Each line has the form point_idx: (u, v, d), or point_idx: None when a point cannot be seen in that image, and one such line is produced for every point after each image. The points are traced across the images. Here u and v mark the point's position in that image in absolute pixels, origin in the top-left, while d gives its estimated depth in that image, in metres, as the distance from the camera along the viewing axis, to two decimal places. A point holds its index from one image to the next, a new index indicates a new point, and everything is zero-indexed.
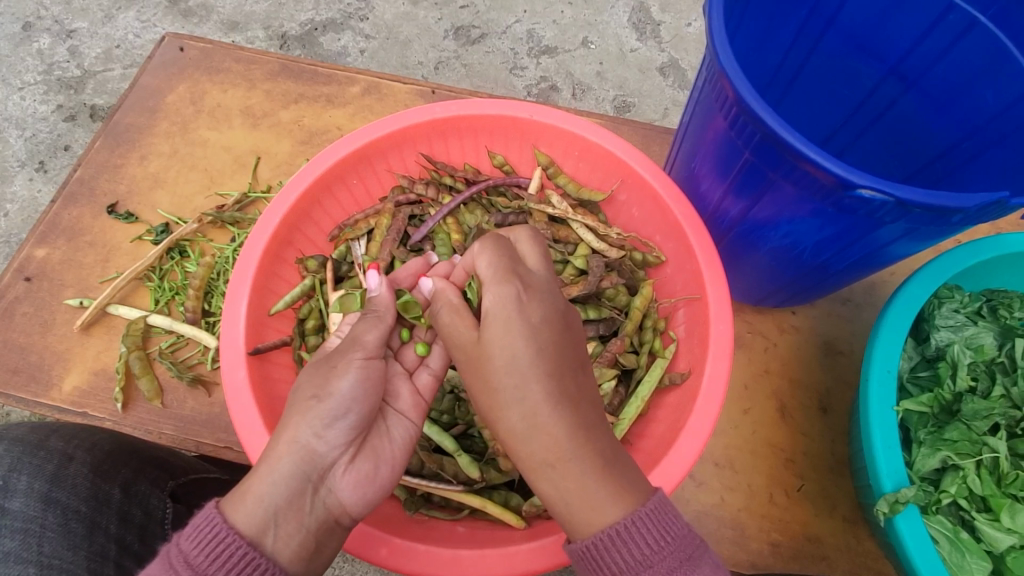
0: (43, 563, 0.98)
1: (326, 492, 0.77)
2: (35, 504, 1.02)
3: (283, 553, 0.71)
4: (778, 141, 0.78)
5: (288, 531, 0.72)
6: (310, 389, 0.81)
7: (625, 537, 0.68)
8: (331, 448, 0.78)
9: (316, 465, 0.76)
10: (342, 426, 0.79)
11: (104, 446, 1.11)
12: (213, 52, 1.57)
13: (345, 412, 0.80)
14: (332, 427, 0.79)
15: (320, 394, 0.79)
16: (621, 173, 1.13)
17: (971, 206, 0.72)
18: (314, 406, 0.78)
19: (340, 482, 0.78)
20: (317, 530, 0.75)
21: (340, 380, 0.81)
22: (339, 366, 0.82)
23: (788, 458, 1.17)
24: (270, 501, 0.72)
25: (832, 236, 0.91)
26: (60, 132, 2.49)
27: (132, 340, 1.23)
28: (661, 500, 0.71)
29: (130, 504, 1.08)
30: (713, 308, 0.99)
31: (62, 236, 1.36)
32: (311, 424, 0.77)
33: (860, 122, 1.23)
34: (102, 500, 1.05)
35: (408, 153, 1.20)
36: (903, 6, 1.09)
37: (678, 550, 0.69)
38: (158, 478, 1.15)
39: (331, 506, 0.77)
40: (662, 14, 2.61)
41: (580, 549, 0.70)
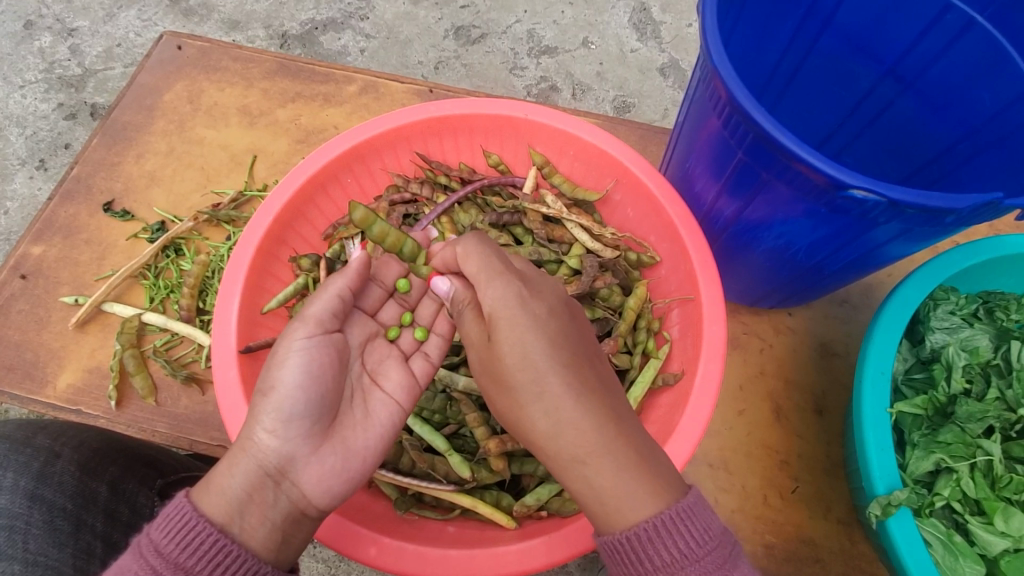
0: (28, 561, 0.98)
1: (288, 480, 0.77)
2: (20, 501, 1.03)
3: (251, 542, 0.72)
4: (770, 141, 0.78)
5: (253, 520, 0.73)
6: (259, 381, 0.81)
7: (668, 530, 0.68)
8: (288, 436, 0.77)
9: (275, 456, 0.77)
10: (294, 415, 0.78)
11: (92, 443, 1.11)
12: (211, 50, 1.57)
13: (295, 399, 0.79)
14: (282, 417, 0.78)
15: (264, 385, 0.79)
16: (616, 172, 1.13)
17: (964, 207, 0.72)
18: (263, 399, 0.79)
19: (305, 471, 0.78)
20: (284, 519, 0.75)
21: (283, 370, 0.80)
22: (282, 351, 0.82)
23: (783, 460, 1.16)
24: (232, 490, 0.74)
25: (827, 236, 0.90)
26: (61, 130, 2.49)
27: (127, 338, 1.23)
28: (700, 495, 0.71)
29: (117, 501, 1.09)
30: (706, 309, 0.98)
31: (58, 234, 1.36)
32: (263, 416, 0.78)
33: (857, 122, 1.23)
34: (88, 497, 1.06)
35: (403, 152, 1.20)
36: (901, 6, 1.08)
37: (717, 549, 0.69)
38: (145, 477, 1.15)
39: (297, 493, 0.77)
40: (663, 14, 2.60)
41: (617, 542, 0.70)
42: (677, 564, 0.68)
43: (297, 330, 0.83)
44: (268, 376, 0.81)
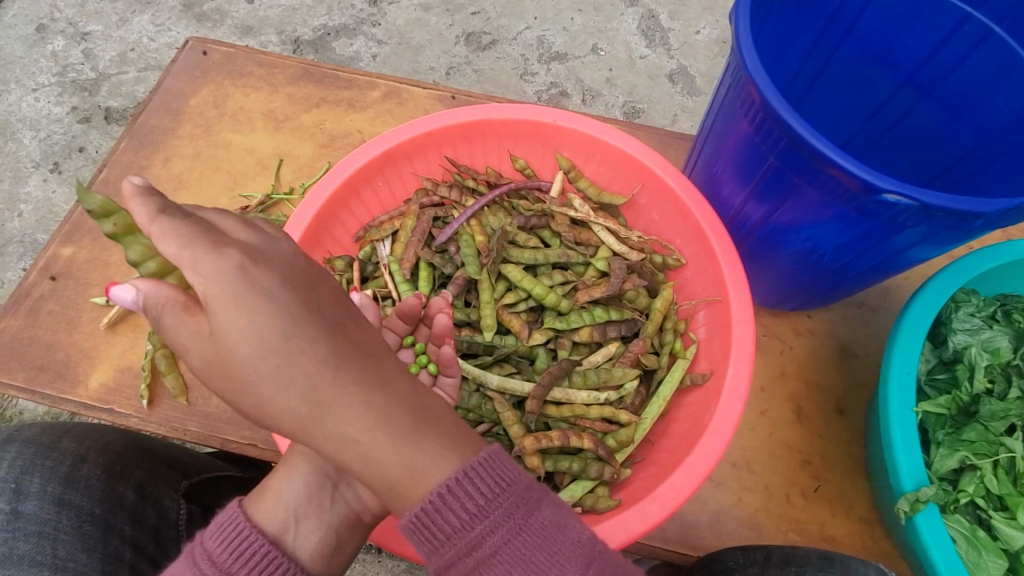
0: (58, 566, 1.01)
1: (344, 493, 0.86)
2: (49, 506, 1.05)
3: (303, 548, 0.81)
4: (804, 146, 0.80)
5: (307, 528, 0.82)
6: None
7: (456, 495, 0.64)
8: None
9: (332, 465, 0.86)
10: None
11: (116, 445, 1.17)
12: (236, 56, 1.60)
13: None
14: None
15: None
16: (642, 177, 1.16)
17: (993, 210, 0.74)
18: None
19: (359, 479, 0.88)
20: (338, 525, 0.84)
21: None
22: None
23: (805, 460, 1.18)
24: (290, 500, 0.83)
25: (854, 239, 0.93)
26: (75, 133, 2.52)
27: (158, 337, 1.23)
28: (489, 451, 0.67)
29: (144, 504, 1.13)
30: (734, 310, 1.00)
31: (87, 236, 1.39)
32: None
33: (875, 129, 1.26)
34: (116, 501, 1.10)
35: (433, 157, 1.22)
36: (919, 17, 1.12)
37: (513, 497, 0.66)
38: (171, 480, 1.20)
39: (352, 500, 0.86)
40: (671, 22, 2.64)
41: (413, 520, 0.65)
42: (470, 525, 0.65)
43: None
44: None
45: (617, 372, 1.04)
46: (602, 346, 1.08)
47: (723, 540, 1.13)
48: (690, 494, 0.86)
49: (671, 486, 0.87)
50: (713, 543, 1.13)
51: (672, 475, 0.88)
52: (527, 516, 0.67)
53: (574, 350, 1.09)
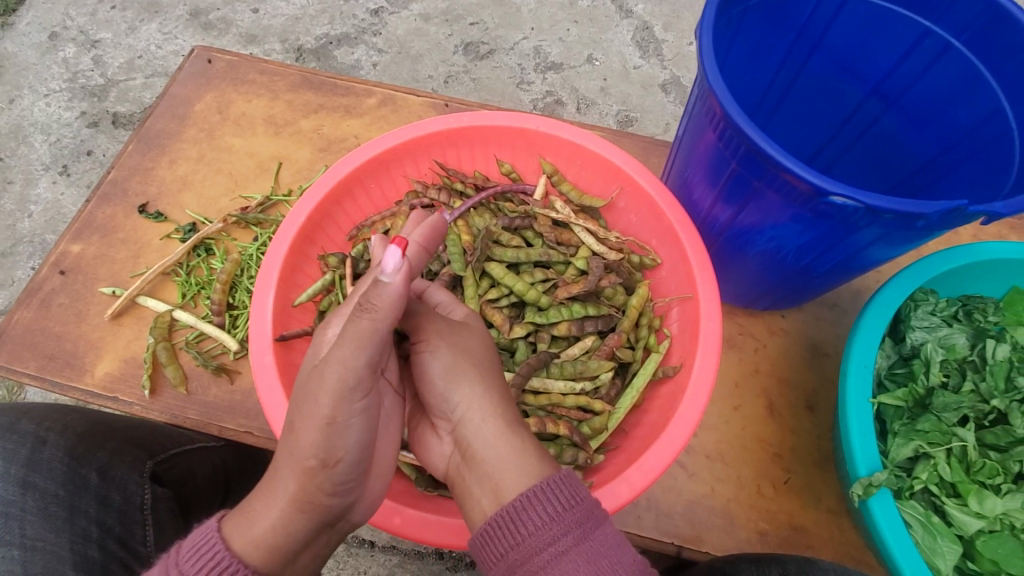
0: (27, 544, 1.12)
1: (336, 524, 0.83)
2: (17, 488, 1.17)
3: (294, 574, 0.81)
4: (759, 152, 0.87)
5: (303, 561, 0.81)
6: (310, 448, 0.76)
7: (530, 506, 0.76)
8: (348, 497, 0.81)
9: (329, 516, 0.80)
10: (349, 480, 0.80)
11: (77, 428, 1.22)
12: (239, 64, 1.68)
13: (353, 467, 0.80)
14: (332, 484, 0.78)
15: (326, 461, 0.77)
16: (620, 180, 1.22)
17: (931, 212, 0.80)
18: (318, 469, 0.77)
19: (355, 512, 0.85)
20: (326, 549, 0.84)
21: (343, 440, 0.78)
22: (339, 419, 0.77)
23: (776, 453, 1.23)
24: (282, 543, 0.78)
25: (814, 240, 0.98)
26: (83, 137, 2.61)
27: (159, 332, 1.31)
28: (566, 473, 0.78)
29: (108, 487, 1.16)
30: (703, 306, 1.06)
31: (96, 234, 1.45)
32: (317, 490, 0.77)
33: (846, 137, 1.33)
34: (80, 484, 1.16)
35: (423, 160, 1.29)
36: (882, 31, 1.16)
37: (582, 512, 0.75)
38: (135, 461, 1.20)
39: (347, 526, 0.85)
40: (665, 33, 2.72)
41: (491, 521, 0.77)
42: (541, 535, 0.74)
43: (347, 394, 0.77)
44: (325, 448, 0.77)
45: (592, 363, 1.09)
46: (579, 340, 1.15)
47: (696, 529, 1.18)
48: (656, 477, 0.93)
49: (638, 468, 0.93)
50: (686, 531, 1.18)
51: (641, 458, 0.94)
52: (594, 529, 0.75)
53: (553, 343, 1.16)
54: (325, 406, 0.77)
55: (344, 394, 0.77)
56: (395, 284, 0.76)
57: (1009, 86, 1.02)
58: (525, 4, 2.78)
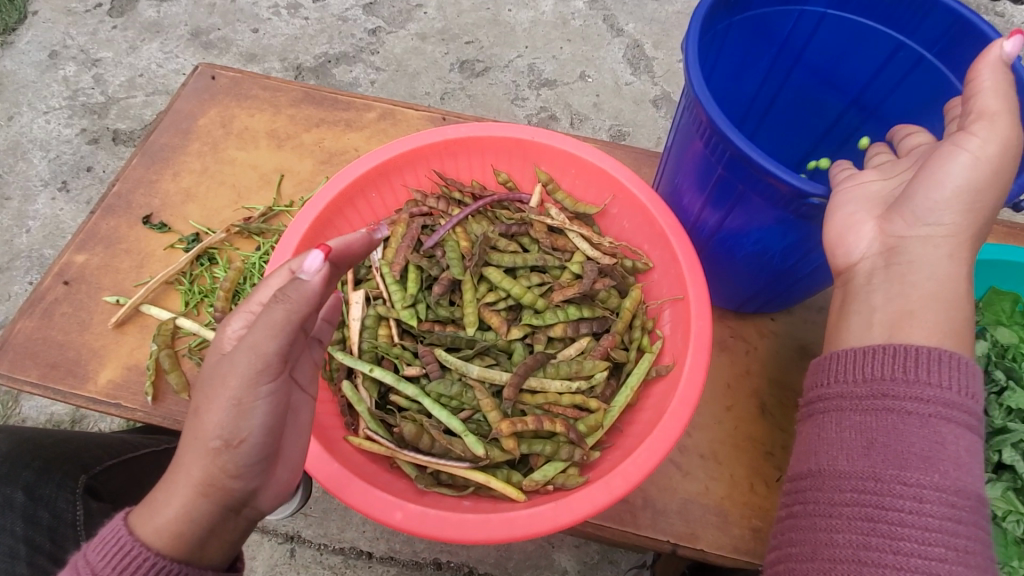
0: None
1: (245, 512, 0.83)
2: None
3: (209, 559, 0.81)
4: (743, 156, 0.91)
5: (214, 546, 0.81)
6: (215, 427, 0.78)
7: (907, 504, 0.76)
8: (256, 479, 0.82)
9: (234, 497, 0.80)
10: (258, 460, 0.82)
11: (2, 449, 1.31)
12: (242, 80, 1.73)
13: (260, 448, 0.81)
14: (243, 465, 0.80)
15: (230, 440, 0.78)
16: (613, 189, 1.27)
17: None
18: (222, 448, 0.78)
19: (263, 498, 0.85)
20: (240, 537, 0.84)
21: (249, 420, 0.80)
22: (245, 399, 0.79)
23: (768, 452, 1.26)
24: (192, 525, 0.79)
25: (797, 241, 1.02)
26: (83, 154, 2.65)
27: (162, 339, 1.33)
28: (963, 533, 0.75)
29: (35, 507, 1.25)
30: (693, 307, 1.10)
31: (100, 244, 1.48)
32: (222, 468, 0.79)
33: (829, 146, 1.39)
34: (6, 503, 1.25)
35: (422, 170, 1.33)
36: (860, 46, 1.22)
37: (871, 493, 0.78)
38: (63, 481, 1.28)
39: (256, 514, 0.85)
40: (655, 51, 2.80)
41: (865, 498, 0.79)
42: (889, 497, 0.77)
43: (256, 376, 0.80)
44: (229, 428, 0.79)
45: (587, 364, 1.13)
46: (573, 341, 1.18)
47: (691, 528, 1.20)
48: (650, 469, 0.95)
49: (633, 461, 0.96)
50: (681, 529, 1.20)
51: (636, 452, 0.97)
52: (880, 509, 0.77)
53: (549, 345, 1.19)
54: (234, 386, 0.79)
55: (251, 376, 0.79)
56: (314, 282, 0.83)
57: None
58: (519, 24, 2.86)
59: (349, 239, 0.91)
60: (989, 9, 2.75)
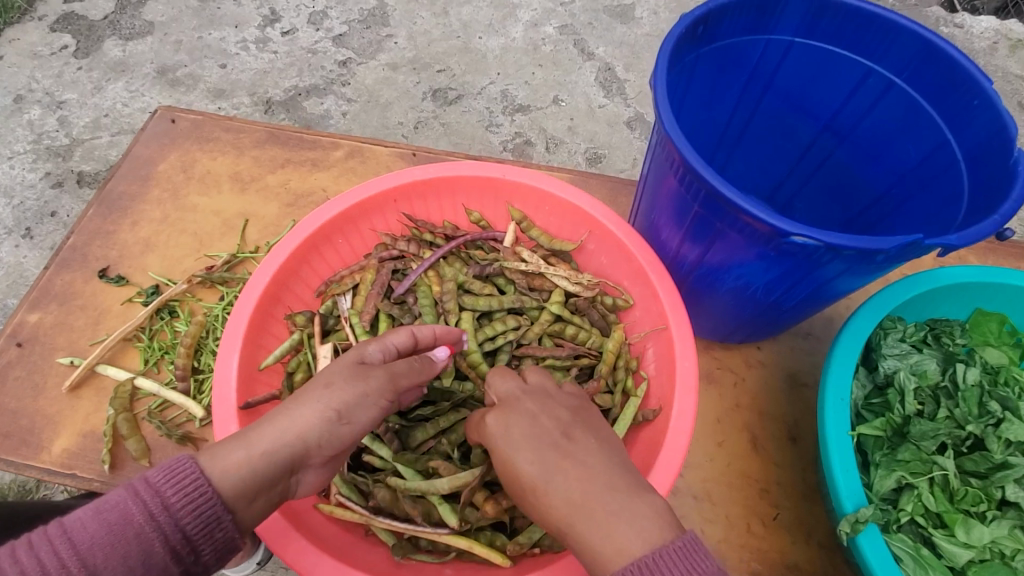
0: None
1: (293, 481, 0.83)
2: None
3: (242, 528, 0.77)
4: (719, 195, 0.89)
5: (256, 510, 0.79)
6: (338, 401, 0.84)
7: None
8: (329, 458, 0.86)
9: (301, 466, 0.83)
10: (340, 449, 0.86)
11: None
12: (203, 123, 1.67)
13: (349, 440, 0.87)
14: (332, 446, 0.85)
15: (344, 419, 0.84)
16: (588, 224, 1.24)
17: (889, 247, 0.82)
18: (333, 421, 0.84)
19: (305, 481, 0.86)
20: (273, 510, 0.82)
21: (366, 413, 0.87)
22: (375, 396, 0.88)
23: (763, 488, 1.22)
24: (257, 479, 0.78)
25: (779, 276, 1.00)
26: (47, 198, 2.55)
27: (120, 402, 1.25)
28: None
29: None
30: (678, 345, 1.07)
31: (54, 301, 1.40)
32: (323, 437, 0.83)
33: (802, 171, 1.38)
34: None
35: (391, 213, 1.29)
36: (827, 73, 1.22)
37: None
38: None
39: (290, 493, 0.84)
40: (627, 73, 2.81)
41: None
42: None
43: (388, 394, 0.89)
44: (350, 410, 0.85)
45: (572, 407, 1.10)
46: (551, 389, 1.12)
47: None
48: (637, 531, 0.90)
49: None
50: None
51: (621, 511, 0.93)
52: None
53: None
54: (376, 386, 0.88)
55: (388, 386, 0.90)
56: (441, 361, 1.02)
57: (952, 119, 1.07)
58: (490, 51, 2.86)
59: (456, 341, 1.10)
60: (944, 22, 2.83)
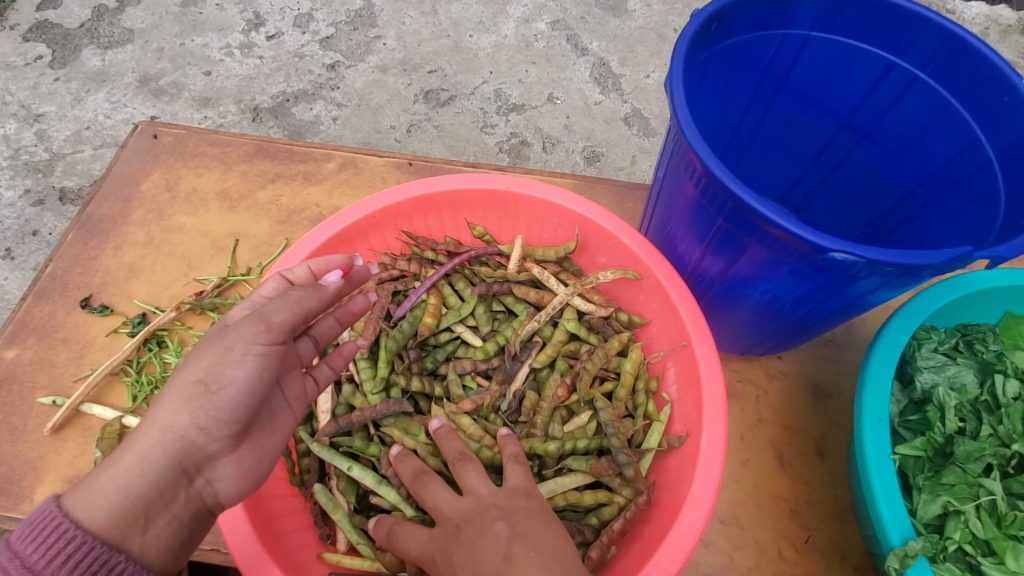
0: None
1: (199, 482, 0.81)
2: None
3: (152, 548, 0.77)
4: (747, 209, 0.82)
5: (159, 525, 0.78)
6: (197, 371, 0.80)
7: None
8: (219, 442, 0.81)
9: (192, 459, 0.79)
10: (225, 420, 0.81)
11: None
12: (187, 137, 1.59)
13: (232, 406, 0.81)
14: (215, 420, 0.80)
15: (210, 386, 0.78)
16: (601, 237, 1.17)
17: (937, 261, 0.76)
18: (200, 394, 0.79)
19: (218, 474, 0.83)
20: (190, 518, 0.81)
21: (234, 370, 0.80)
22: (237, 349, 0.81)
23: (792, 509, 1.14)
24: (138, 493, 0.76)
25: (810, 290, 0.93)
26: (28, 217, 2.46)
27: (106, 444, 1.16)
28: None
29: None
30: (703, 368, 1.01)
31: (33, 335, 1.32)
32: (193, 415, 0.78)
33: (819, 172, 1.31)
34: None
35: (390, 231, 1.22)
36: (847, 68, 1.15)
37: None
38: None
39: (207, 492, 0.82)
40: (622, 68, 2.73)
41: None
42: None
43: (255, 335, 0.82)
44: (214, 373, 0.80)
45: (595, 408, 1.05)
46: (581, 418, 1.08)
47: None
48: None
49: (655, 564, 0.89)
50: None
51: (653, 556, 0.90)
52: None
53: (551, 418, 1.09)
54: (233, 337, 0.81)
55: (252, 335, 0.82)
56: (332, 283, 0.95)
57: (982, 116, 1.00)
58: (482, 49, 2.77)
59: (360, 265, 1.03)
60: (941, 7, 2.76)
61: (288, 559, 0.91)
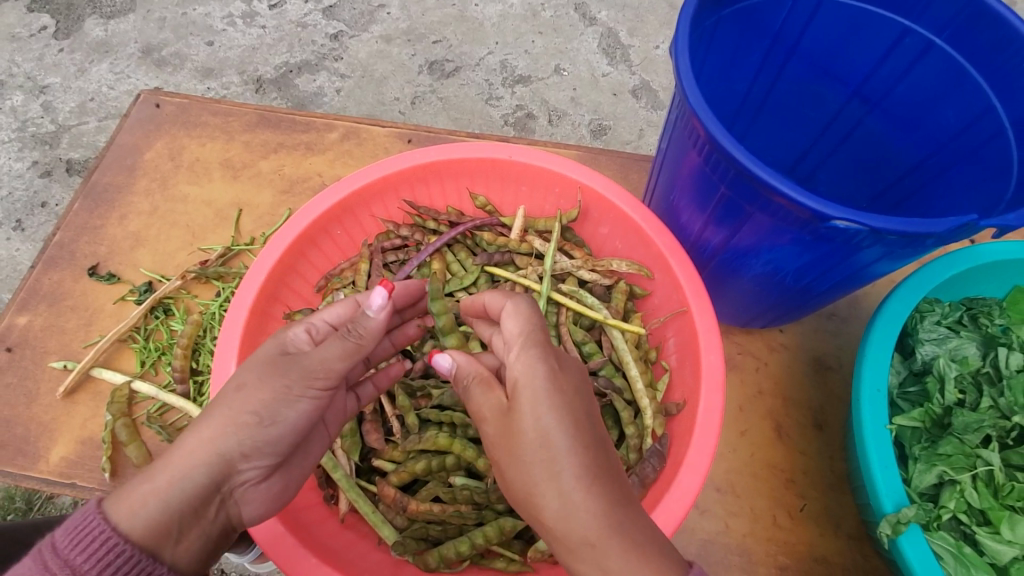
0: None
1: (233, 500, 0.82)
2: None
3: (183, 561, 0.77)
4: (750, 176, 0.81)
5: (192, 540, 0.78)
6: (255, 404, 0.80)
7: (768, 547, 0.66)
8: (259, 467, 0.83)
9: (229, 479, 0.80)
10: (269, 452, 0.83)
11: None
12: (189, 107, 1.58)
13: (278, 442, 0.83)
14: (261, 450, 0.82)
15: (265, 421, 0.80)
16: (601, 206, 1.16)
17: (941, 230, 0.74)
18: (253, 426, 0.80)
19: (251, 494, 0.84)
20: (217, 533, 0.81)
21: (290, 410, 0.82)
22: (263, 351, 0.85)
23: (789, 479, 1.15)
24: (177, 507, 0.76)
25: (812, 261, 0.93)
26: (37, 188, 2.47)
27: (117, 408, 1.19)
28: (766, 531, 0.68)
29: None
30: (703, 338, 1.01)
31: (43, 302, 1.34)
32: (241, 443, 0.80)
33: (828, 142, 1.29)
34: None
35: (391, 201, 1.22)
36: (861, 31, 1.12)
37: None
38: None
39: (236, 509, 0.83)
40: (631, 38, 2.67)
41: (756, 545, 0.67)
42: None
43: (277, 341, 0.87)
44: (270, 409, 0.81)
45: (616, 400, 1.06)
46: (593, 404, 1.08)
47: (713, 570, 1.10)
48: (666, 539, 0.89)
49: None
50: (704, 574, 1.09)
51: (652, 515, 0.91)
52: None
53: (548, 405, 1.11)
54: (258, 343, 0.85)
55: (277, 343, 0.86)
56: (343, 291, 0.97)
57: (997, 82, 0.97)
58: (488, 19, 2.71)
59: None
60: None
61: (296, 520, 0.95)
